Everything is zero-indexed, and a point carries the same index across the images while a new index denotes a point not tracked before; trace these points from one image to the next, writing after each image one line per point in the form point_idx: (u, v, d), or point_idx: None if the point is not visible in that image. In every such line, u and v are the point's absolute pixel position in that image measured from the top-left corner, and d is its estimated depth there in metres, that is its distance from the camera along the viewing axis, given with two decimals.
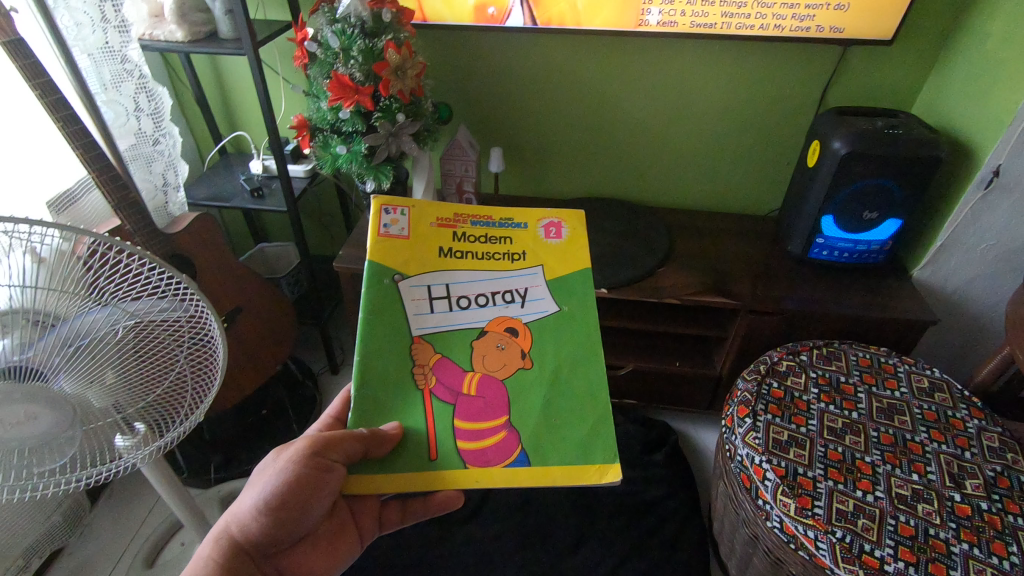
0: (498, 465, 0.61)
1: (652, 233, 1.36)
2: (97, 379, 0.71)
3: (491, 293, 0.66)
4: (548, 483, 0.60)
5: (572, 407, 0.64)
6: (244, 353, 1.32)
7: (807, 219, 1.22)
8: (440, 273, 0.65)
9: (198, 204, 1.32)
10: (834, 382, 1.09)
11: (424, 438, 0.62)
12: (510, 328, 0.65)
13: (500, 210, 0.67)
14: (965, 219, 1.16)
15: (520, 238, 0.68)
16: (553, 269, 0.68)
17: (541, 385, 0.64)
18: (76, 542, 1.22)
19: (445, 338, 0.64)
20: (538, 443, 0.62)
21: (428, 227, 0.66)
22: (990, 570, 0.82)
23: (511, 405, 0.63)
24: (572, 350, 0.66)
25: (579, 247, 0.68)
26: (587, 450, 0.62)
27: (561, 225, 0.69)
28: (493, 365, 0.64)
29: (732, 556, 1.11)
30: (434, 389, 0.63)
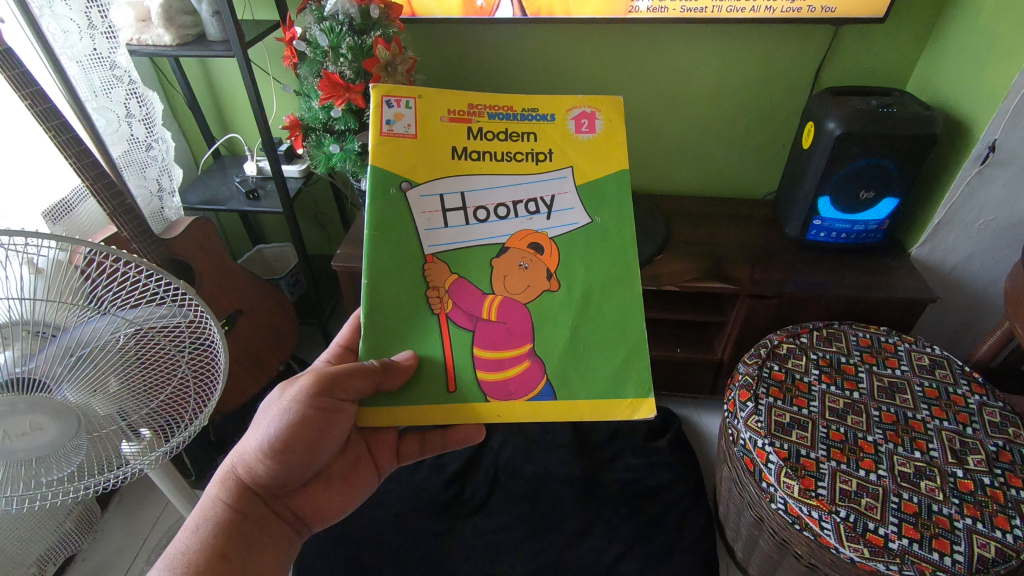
0: (522, 397, 0.62)
1: (650, 220, 1.36)
2: (100, 388, 0.71)
3: (512, 203, 0.64)
4: (575, 413, 0.62)
5: (600, 332, 0.64)
6: (247, 356, 1.32)
7: (804, 201, 1.22)
8: (455, 178, 0.62)
9: (194, 208, 1.32)
10: (834, 363, 1.09)
11: (443, 368, 0.63)
12: (534, 244, 0.64)
13: (522, 100, 0.64)
14: (961, 196, 1.16)
15: (544, 133, 0.64)
16: (583, 170, 0.65)
17: (568, 308, 0.64)
18: (88, 548, 1.24)
19: (460, 257, 0.63)
20: (564, 373, 0.63)
21: (439, 123, 0.62)
22: (994, 544, 0.83)
23: (535, 333, 0.64)
24: (601, 268, 0.64)
25: (613, 143, 0.65)
26: (618, 381, 0.63)
27: (594, 117, 0.65)
28: (514, 287, 0.63)
29: (738, 539, 1.12)
30: (450, 312, 0.64)
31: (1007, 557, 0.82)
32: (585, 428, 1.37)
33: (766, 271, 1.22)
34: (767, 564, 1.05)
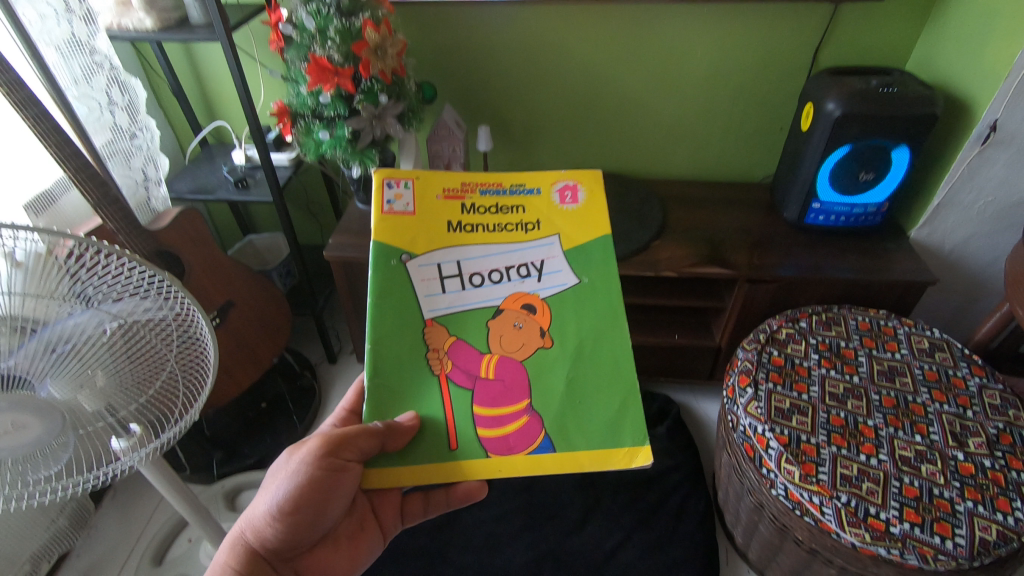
0: (523, 450, 0.62)
1: (646, 206, 1.34)
2: (87, 383, 0.70)
3: (505, 268, 0.67)
4: (575, 466, 0.61)
5: (594, 384, 0.65)
6: (239, 348, 1.30)
7: (802, 184, 1.21)
8: (453, 249, 0.67)
9: (182, 197, 1.29)
10: (833, 348, 1.08)
11: (444, 426, 0.63)
12: (526, 305, 0.67)
13: (509, 179, 0.71)
14: (961, 177, 1.14)
15: (530, 205, 0.71)
16: (568, 236, 0.70)
17: (562, 363, 0.66)
18: (82, 544, 1.22)
19: (459, 319, 0.66)
20: (562, 425, 0.63)
21: (434, 200, 0.69)
22: (996, 527, 0.82)
23: (531, 389, 0.64)
24: (594, 324, 0.67)
25: (596, 212, 0.71)
26: (615, 431, 0.63)
27: (575, 189, 0.72)
28: (511, 346, 0.65)
29: (738, 524, 1.12)
30: (450, 373, 0.65)
31: (1008, 539, 0.81)
32: None
33: (764, 256, 1.21)
34: (767, 549, 1.05)
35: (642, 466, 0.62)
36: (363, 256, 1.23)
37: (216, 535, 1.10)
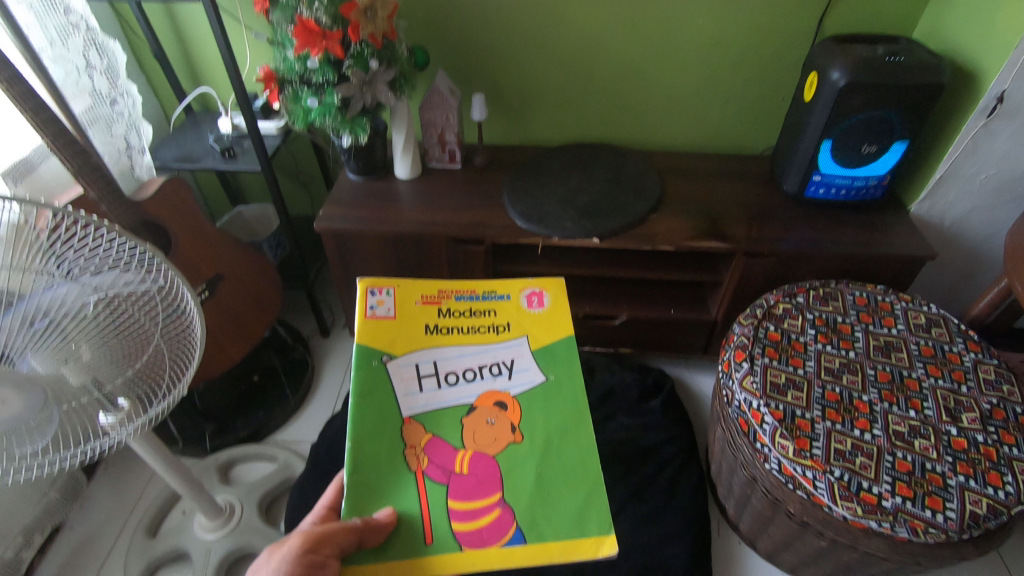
0: (495, 545, 0.56)
1: (643, 177, 1.31)
2: (71, 357, 0.67)
3: (478, 366, 0.64)
4: (547, 559, 0.56)
5: (566, 476, 0.60)
6: (230, 321, 1.28)
7: (803, 155, 1.18)
8: (426, 350, 0.65)
9: (167, 166, 1.23)
10: (830, 323, 1.07)
11: (419, 521, 0.57)
12: (499, 402, 0.63)
13: (482, 283, 0.69)
14: (965, 150, 1.12)
15: (503, 309, 0.69)
16: (538, 337, 0.67)
17: (534, 456, 0.61)
18: (76, 516, 1.22)
19: (434, 418, 0.61)
20: (534, 518, 0.58)
21: (414, 305, 0.67)
22: (986, 501, 0.84)
23: (504, 481, 0.59)
24: (565, 416, 0.63)
25: (563, 315, 0.69)
26: (582, 521, 0.58)
27: (543, 294, 0.70)
28: (485, 441, 0.61)
29: (730, 496, 1.13)
30: (426, 469, 0.59)
31: (997, 512, 0.83)
32: None
33: (762, 229, 1.19)
34: (759, 521, 1.06)
35: (610, 556, 0.57)
36: (355, 227, 1.20)
37: (210, 507, 1.10)
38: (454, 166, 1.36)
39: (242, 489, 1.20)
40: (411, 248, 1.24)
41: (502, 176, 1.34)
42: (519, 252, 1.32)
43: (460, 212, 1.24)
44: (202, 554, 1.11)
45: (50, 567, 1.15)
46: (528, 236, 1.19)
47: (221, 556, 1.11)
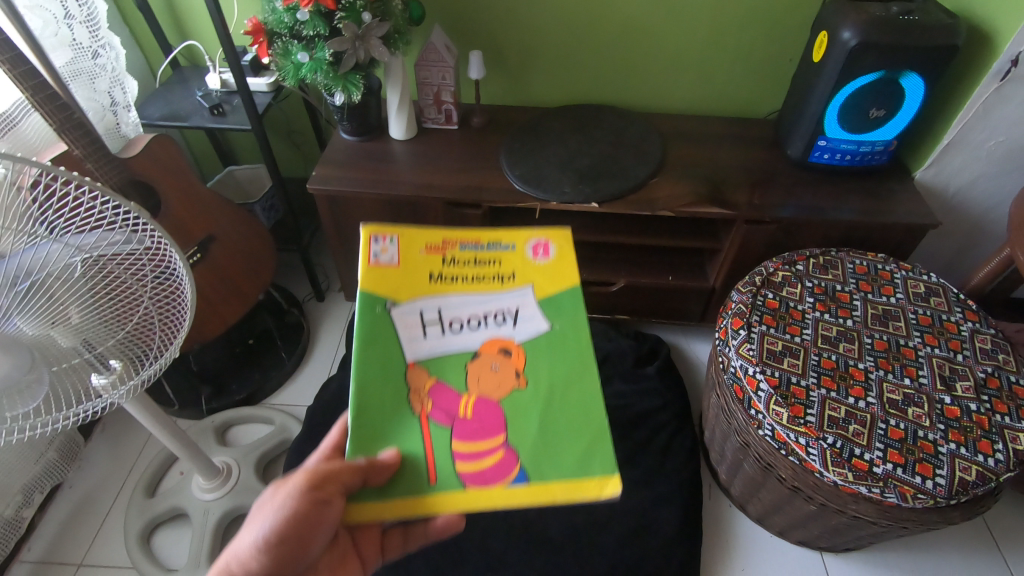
0: (499, 485, 0.55)
1: (644, 140, 1.28)
2: (61, 319, 0.67)
3: (482, 315, 0.62)
4: (550, 501, 0.55)
5: (569, 421, 0.59)
6: (223, 284, 1.27)
7: (809, 119, 1.15)
8: (430, 298, 0.62)
9: (154, 124, 1.20)
10: (829, 291, 1.07)
11: (423, 462, 0.56)
12: (504, 348, 0.61)
13: (487, 233, 0.66)
14: (975, 115, 1.09)
15: (508, 259, 0.66)
16: (542, 287, 0.65)
17: (538, 403, 0.60)
18: (75, 476, 1.24)
19: (438, 363, 0.60)
20: (538, 461, 0.56)
21: (418, 254, 0.64)
22: (975, 468, 0.85)
23: (508, 424, 0.58)
24: (569, 364, 0.62)
25: (568, 264, 0.66)
26: (585, 463, 0.57)
27: (549, 244, 0.67)
28: (488, 386, 0.60)
29: (723, 461, 1.14)
30: (430, 413, 0.58)
31: (986, 479, 0.84)
32: None
33: (764, 195, 1.17)
34: (750, 485, 1.08)
35: (613, 497, 0.56)
36: (349, 189, 1.18)
37: (207, 468, 1.10)
38: (451, 127, 1.32)
39: (239, 451, 1.21)
40: (407, 212, 1.22)
41: (500, 138, 1.31)
42: (517, 217, 1.29)
43: (457, 174, 1.22)
44: (201, 513, 1.12)
45: (51, 524, 1.17)
46: (526, 199, 1.17)
47: (220, 515, 1.13)
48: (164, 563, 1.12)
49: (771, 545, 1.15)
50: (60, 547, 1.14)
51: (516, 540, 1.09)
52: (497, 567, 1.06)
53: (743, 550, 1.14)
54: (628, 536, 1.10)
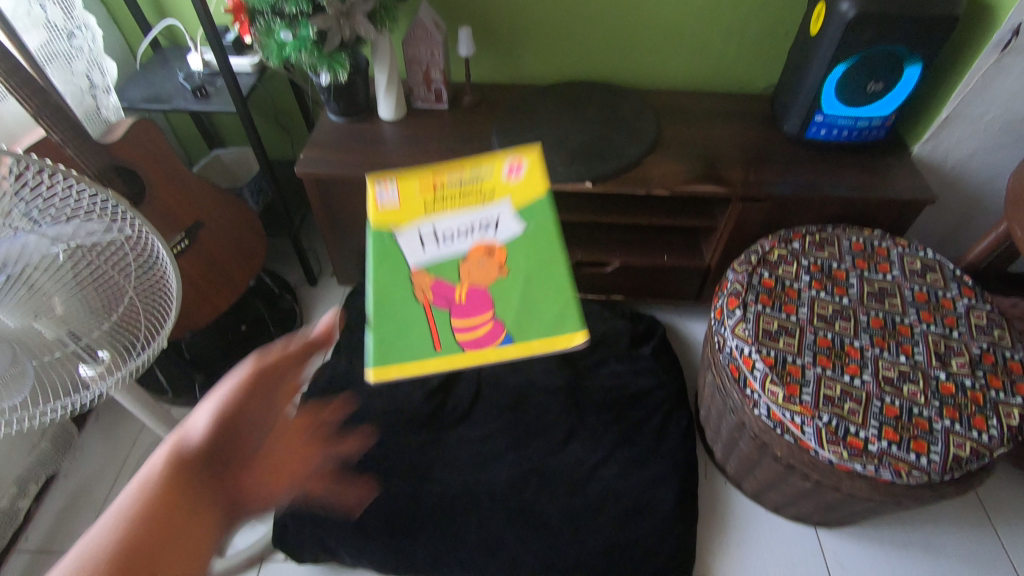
0: (489, 346, 0.57)
1: (638, 118, 1.26)
2: (44, 310, 0.64)
3: (468, 229, 0.62)
4: (536, 355, 0.57)
5: (552, 288, 0.59)
6: (212, 270, 1.25)
7: (806, 93, 1.13)
8: (422, 221, 0.63)
9: (136, 108, 1.19)
10: (825, 269, 1.06)
11: (421, 339, 0.58)
12: (489, 243, 0.61)
13: (468, 158, 0.65)
14: (974, 87, 1.07)
15: (486, 182, 0.64)
16: (519, 193, 0.63)
17: (523, 278, 0.60)
18: (70, 465, 1.23)
19: (433, 262, 0.61)
20: (524, 324, 0.58)
21: (413, 190, 0.64)
22: (969, 444, 0.85)
23: (495, 300, 0.59)
24: (551, 246, 0.61)
25: (542, 173, 0.64)
26: (563, 318, 0.58)
27: (522, 162, 0.65)
28: (477, 272, 0.60)
29: (718, 440, 1.15)
30: (426, 300, 0.59)
31: (979, 455, 0.85)
32: None
33: (760, 173, 1.16)
34: (745, 463, 1.08)
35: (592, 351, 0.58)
36: (338, 172, 1.15)
37: None
38: (441, 107, 1.29)
39: None
40: None
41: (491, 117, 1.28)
42: None
43: (448, 155, 1.19)
44: None
45: (48, 514, 1.17)
46: None
47: None
48: None
49: (766, 522, 1.16)
50: (58, 537, 1.14)
51: (513, 521, 1.09)
52: (495, 548, 1.07)
53: (738, 527, 1.15)
54: (624, 515, 1.10)
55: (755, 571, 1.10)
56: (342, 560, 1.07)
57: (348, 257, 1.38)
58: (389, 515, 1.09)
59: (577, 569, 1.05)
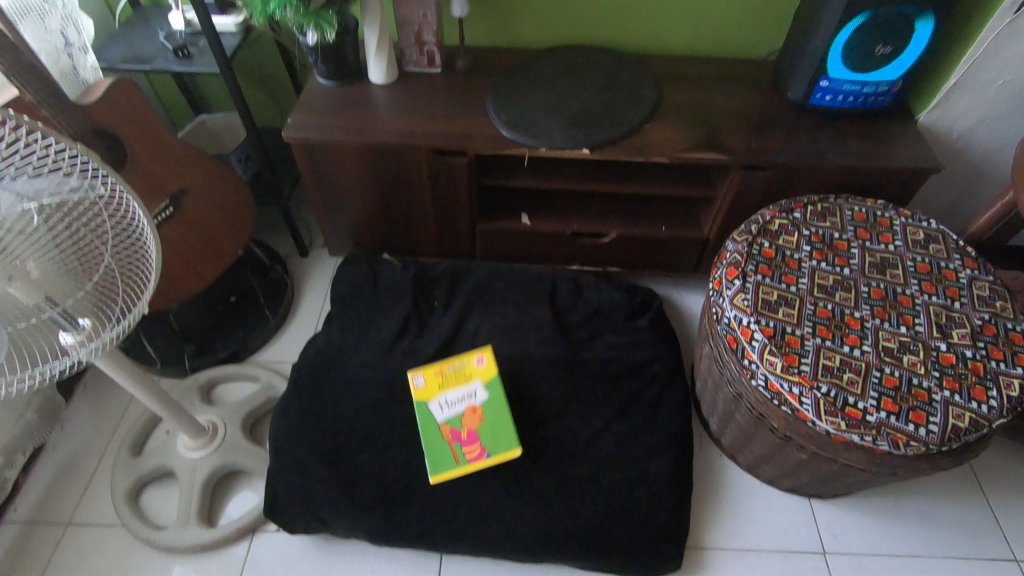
0: (482, 458, 1.06)
1: (637, 83, 1.22)
2: (18, 274, 0.61)
3: (461, 397, 1.12)
4: (502, 459, 1.07)
5: (506, 426, 1.09)
6: (199, 239, 1.21)
7: (812, 57, 1.09)
8: (438, 396, 1.12)
9: (115, 68, 1.12)
10: (826, 239, 1.03)
11: (450, 466, 1.05)
12: (473, 406, 1.11)
13: (456, 358, 1.16)
14: (986, 51, 1.04)
15: (467, 371, 1.15)
16: (484, 373, 1.15)
17: (494, 424, 1.10)
18: (59, 437, 1.22)
19: (450, 418, 1.10)
20: (496, 446, 1.07)
21: (430, 377, 1.14)
22: (969, 415, 0.84)
23: (480, 434, 1.08)
24: (500, 399, 1.12)
25: (492, 361, 1.15)
26: (511, 442, 1.08)
27: (483, 356, 1.16)
28: (471, 421, 1.10)
29: (714, 412, 1.14)
30: (451, 438, 1.08)
31: (978, 426, 0.84)
32: (563, 309, 1.32)
33: (762, 140, 1.12)
34: (741, 435, 1.07)
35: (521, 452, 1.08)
36: (327, 137, 1.12)
37: (192, 427, 1.09)
38: (434, 71, 1.25)
39: (225, 409, 1.19)
40: (389, 161, 1.16)
41: (487, 82, 1.24)
42: (505, 165, 1.24)
43: (441, 120, 1.15)
44: (188, 472, 1.11)
45: (38, 484, 1.16)
46: (514, 146, 1.11)
47: (208, 474, 1.12)
48: (154, 520, 1.11)
49: (760, 493, 1.16)
50: (47, 507, 1.13)
51: (507, 492, 1.09)
52: (489, 519, 1.06)
53: (732, 498, 1.15)
54: (619, 486, 1.10)
55: (749, 541, 1.11)
56: (335, 530, 1.07)
57: (339, 227, 1.35)
58: (382, 486, 1.09)
59: (571, 539, 1.04)
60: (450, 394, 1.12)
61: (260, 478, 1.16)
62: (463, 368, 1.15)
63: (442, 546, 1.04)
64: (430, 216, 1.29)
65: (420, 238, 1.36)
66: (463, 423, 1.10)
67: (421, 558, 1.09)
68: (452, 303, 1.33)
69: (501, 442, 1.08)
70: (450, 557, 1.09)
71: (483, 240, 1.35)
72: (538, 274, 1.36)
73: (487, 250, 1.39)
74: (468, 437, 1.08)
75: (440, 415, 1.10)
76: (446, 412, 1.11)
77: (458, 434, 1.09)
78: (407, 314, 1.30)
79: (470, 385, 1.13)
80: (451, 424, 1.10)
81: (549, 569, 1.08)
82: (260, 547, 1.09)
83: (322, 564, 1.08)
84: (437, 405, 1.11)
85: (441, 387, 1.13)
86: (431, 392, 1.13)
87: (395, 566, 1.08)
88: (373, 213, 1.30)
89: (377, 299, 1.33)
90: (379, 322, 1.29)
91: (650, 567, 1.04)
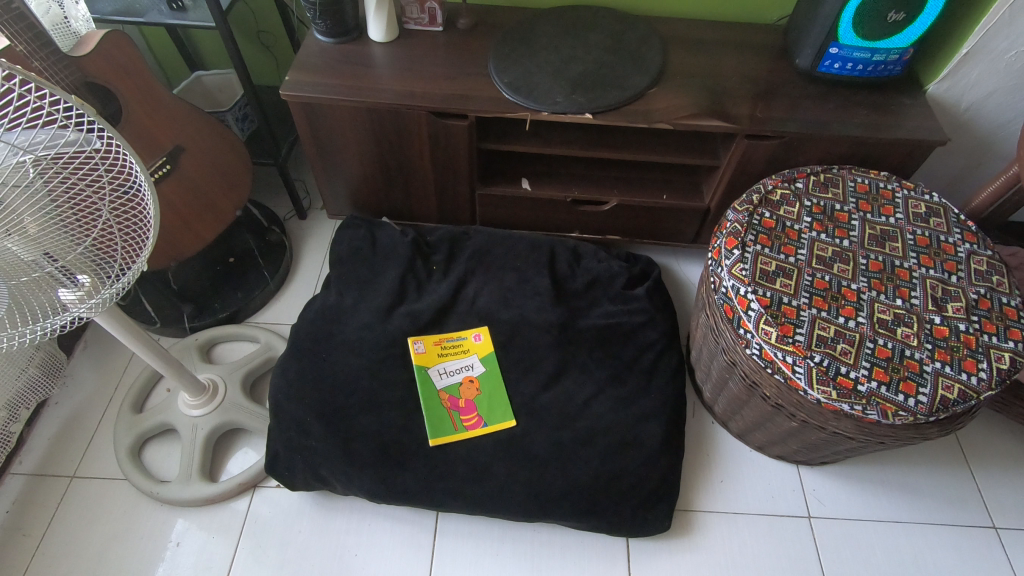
0: (479, 427, 1.14)
1: (643, 47, 1.19)
2: (16, 230, 0.59)
3: (459, 367, 1.20)
4: (497, 430, 1.14)
5: (501, 397, 1.17)
6: (197, 198, 1.20)
7: (823, 22, 1.06)
8: (439, 363, 1.20)
9: (107, 20, 1.10)
10: (827, 211, 1.03)
11: (448, 427, 1.13)
12: (470, 374, 1.20)
13: (456, 330, 1.24)
14: (1002, 19, 1.02)
15: (465, 342, 1.23)
16: (482, 347, 1.23)
17: (489, 391, 1.18)
18: (61, 392, 1.23)
19: (448, 384, 1.18)
20: (491, 415, 1.15)
21: (432, 346, 1.22)
22: (958, 386, 0.86)
23: (478, 403, 1.16)
24: (496, 371, 1.20)
25: (490, 338, 1.24)
26: (506, 411, 1.16)
27: (481, 333, 1.24)
28: (468, 390, 1.18)
29: (708, 379, 1.16)
30: (449, 402, 1.16)
31: (967, 397, 0.85)
32: (562, 276, 1.32)
33: (769, 108, 1.11)
34: (734, 402, 1.09)
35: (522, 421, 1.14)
36: (325, 96, 1.09)
37: (192, 385, 1.10)
38: (435, 29, 1.22)
39: (225, 368, 1.21)
40: (390, 122, 1.14)
41: (489, 42, 1.21)
42: (506, 129, 1.22)
43: (442, 81, 1.13)
44: (189, 429, 1.13)
45: (42, 439, 1.18)
46: (517, 109, 1.09)
47: (209, 431, 1.13)
48: (157, 474, 1.14)
49: (750, 459, 1.19)
50: (53, 460, 1.15)
51: (503, 454, 1.11)
52: (485, 478, 1.09)
53: (722, 463, 1.18)
54: (613, 450, 1.12)
55: (737, 505, 1.14)
56: (334, 488, 1.09)
57: (338, 190, 1.34)
58: (381, 445, 1.10)
59: (565, 499, 1.07)
60: (449, 364, 1.21)
61: (261, 437, 1.18)
62: (462, 343, 1.23)
63: (438, 504, 1.07)
64: (430, 181, 1.28)
65: (420, 202, 1.35)
66: (462, 392, 1.18)
67: (418, 515, 1.12)
68: (451, 268, 1.33)
69: (497, 413, 1.16)
70: (446, 514, 1.12)
71: (482, 205, 1.34)
72: (537, 240, 1.36)
73: (487, 215, 1.38)
74: (466, 405, 1.16)
75: (439, 380, 1.18)
76: (445, 379, 1.19)
77: (457, 401, 1.16)
78: (406, 278, 1.30)
79: (467, 358, 1.21)
80: (450, 392, 1.18)
81: (542, 527, 1.11)
82: (260, 503, 1.12)
83: (322, 520, 1.11)
84: (437, 371, 1.19)
85: (440, 356, 1.21)
86: (431, 358, 1.21)
87: (392, 522, 1.11)
88: (373, 176, 1.29)
89: (376, 262, 1.32)
90: (378, 286, 1.29)
91: (640, 528, 1.07)
